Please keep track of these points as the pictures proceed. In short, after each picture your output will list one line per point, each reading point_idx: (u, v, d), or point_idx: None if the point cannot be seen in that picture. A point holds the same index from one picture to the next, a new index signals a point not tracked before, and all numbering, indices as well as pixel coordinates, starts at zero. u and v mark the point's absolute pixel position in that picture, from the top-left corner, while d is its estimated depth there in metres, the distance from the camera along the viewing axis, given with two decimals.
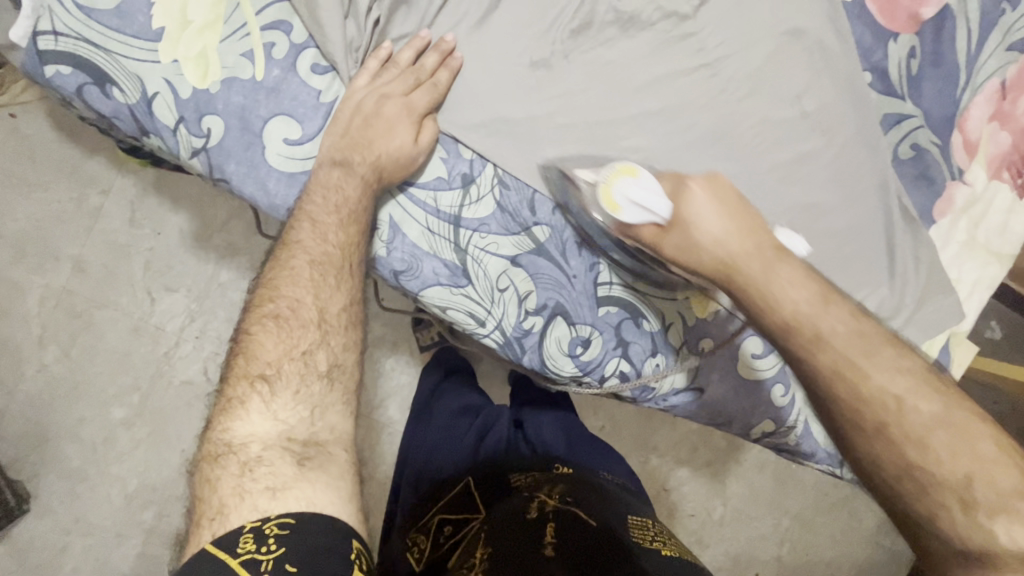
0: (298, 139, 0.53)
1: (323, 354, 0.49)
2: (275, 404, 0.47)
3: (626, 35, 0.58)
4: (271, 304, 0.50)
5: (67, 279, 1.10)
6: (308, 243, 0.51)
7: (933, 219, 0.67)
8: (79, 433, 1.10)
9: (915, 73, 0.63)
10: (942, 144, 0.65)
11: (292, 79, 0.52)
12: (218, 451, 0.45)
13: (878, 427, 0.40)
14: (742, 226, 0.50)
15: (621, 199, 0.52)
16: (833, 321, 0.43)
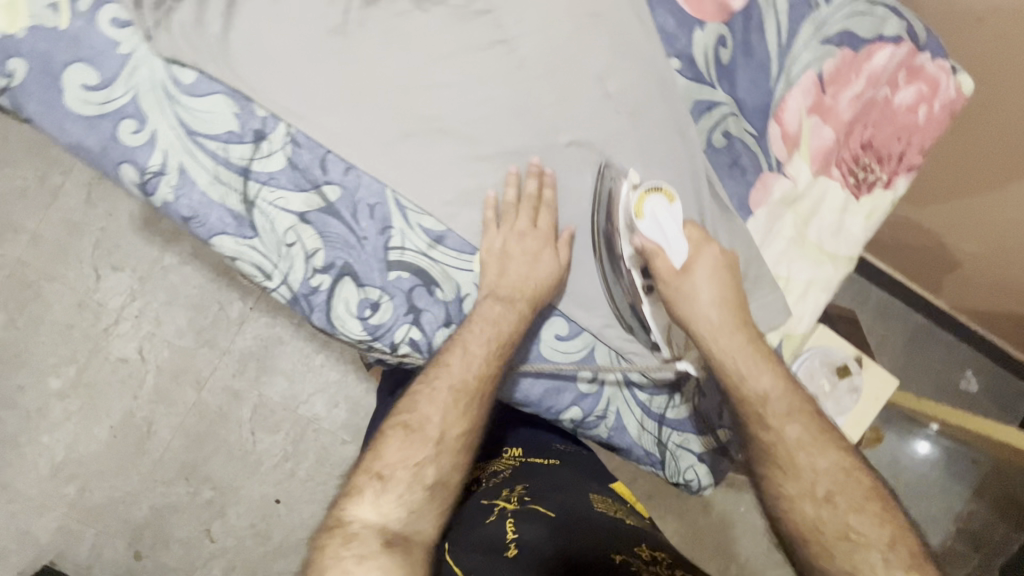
0: (96, 85, 0.57)
1: (429, 472, 0.55)
2: (385, 502, 0.52)
3: (424, 11, 0.60)
4: (405, 414, 0.57)
5: (21, 252, 1.16)
6: (446, 369, 0.59)
7: (749, 210, 0.65)
8: (16, 400, 1.15)
9: (726, 62, 0.64)
10: (756, 134, 0.65)
11: (93, 31, 0.57)
12: (338, 528, 0.50)
13: (825, 494, 0.58)
14: (724, 297, 0.63)
15: (648, 211, 0.61)
16: (786, 398, 0.62)
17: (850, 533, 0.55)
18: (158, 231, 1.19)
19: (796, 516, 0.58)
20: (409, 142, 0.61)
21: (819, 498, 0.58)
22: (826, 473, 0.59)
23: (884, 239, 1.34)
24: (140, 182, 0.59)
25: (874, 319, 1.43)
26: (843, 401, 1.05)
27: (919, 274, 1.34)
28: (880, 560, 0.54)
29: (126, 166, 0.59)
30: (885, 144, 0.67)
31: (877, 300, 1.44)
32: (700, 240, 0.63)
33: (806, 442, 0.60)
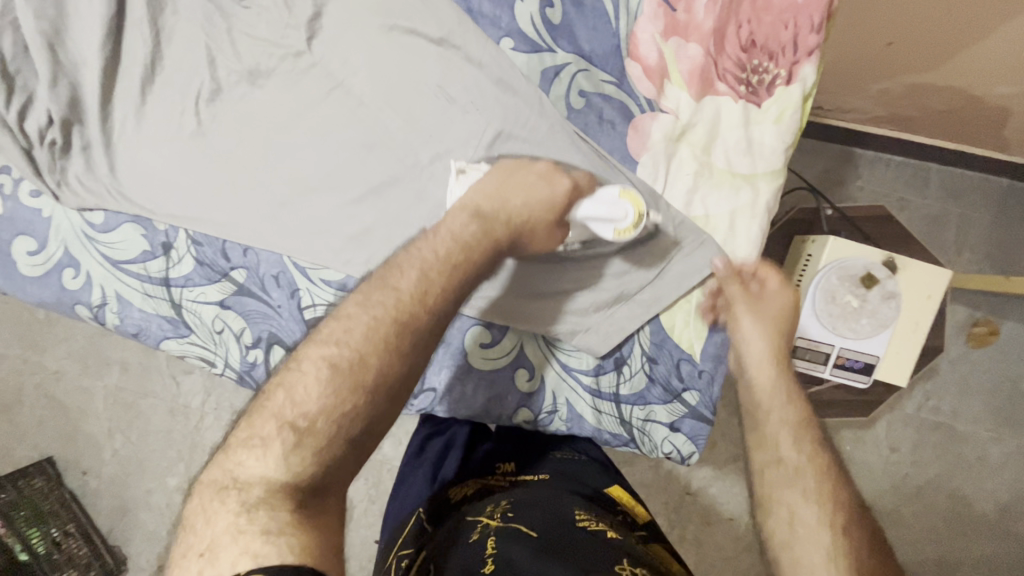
0: (36, 249, 0.68)
1: (394, 376, 0.45)
2: (322, 391, 0.43)
3: (259, 88, 0.63)
4: (388, 298, 0.47)
5: (118, 379, 1.25)
6: (439, 262, 0.51)
7: (632, 162, 0.61)
8: (149, 502, 1.22)
9: (558, 21, 0.60)
10: (617, 81, 0.60)
11: (20, 207, 0.67)
12: (288, 419, 0.42)
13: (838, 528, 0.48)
14: (775, 343, 0.60)
15: (621, 202, 0.58)
16: (787, 411, 0.55)
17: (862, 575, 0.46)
18: None
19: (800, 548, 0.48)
20: (287, 210, 0.65)
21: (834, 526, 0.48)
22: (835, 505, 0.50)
23: (904, 112, 1.05)
24: (93, 317, 0.69)
25: (946, 202, 1.17)
26: (881, 311, 0.91)
27: (969, 132, 1.06)
28: None
29: (79, 307, 0.68)
30: (770, 35, 0.59)
31: (941, 177, 1.17)
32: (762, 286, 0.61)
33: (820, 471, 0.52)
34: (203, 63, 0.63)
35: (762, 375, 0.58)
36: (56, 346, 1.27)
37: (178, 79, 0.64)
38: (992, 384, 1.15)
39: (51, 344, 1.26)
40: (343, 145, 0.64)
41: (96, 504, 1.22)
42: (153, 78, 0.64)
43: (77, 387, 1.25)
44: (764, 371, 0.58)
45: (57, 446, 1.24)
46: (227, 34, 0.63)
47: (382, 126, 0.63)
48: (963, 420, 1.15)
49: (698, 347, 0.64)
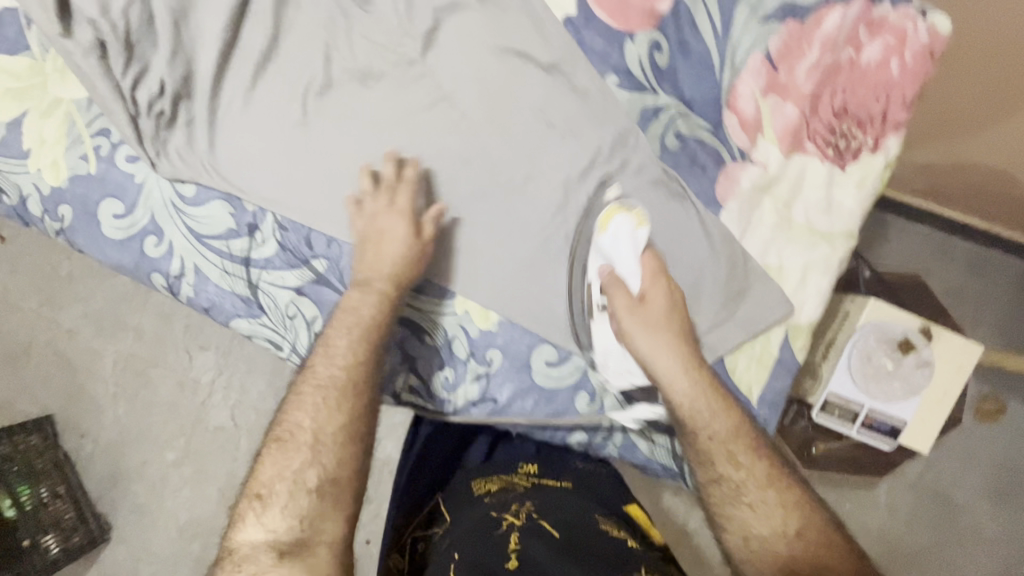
0: (123, 212, 0.69)
1: (317, 474, 0.58)
2: (269, 517, 0.56)
3: (365, 88, 0.66)
4: (311, 376, 0.62)
5: (130, 345, 1.25)
6: (318, 373, 0.62)
7: (719, 205, 0.63)
8: (142, 474, 1.21)
9: (664, 66, 0.63)
10: (713, 128, 0.63)
11: (114, 169, 0.69)
12: (256, 493, 0.57)
13: (795, 532, 0.58)
14: (686, 338, 0.62)
15: (611, 226, 0.63)
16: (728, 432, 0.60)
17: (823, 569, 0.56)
18: None
19: (773, 556, 0.58)
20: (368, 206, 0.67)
21: (790, 534, 0.58)
22: (794, 511, 0.59)
23: (937, 190, 1.09)
24: (168, 286, 0.70)
25: (966, 279, 1.21)
26: (913, 378, 0.95)
27: (995, 211, 1.09)
28: None
29: (155, 275, 0.69)
30: (861, 105, 0.62)
31: (966, 254, 1.21)
32: (655, 275, 0.62)
33: (773, 481, 0.60)
34: (318, 56, 0.65)
35: (692, 403, 0.60)
36: (76, 303, 1.27)
37: (290, 67, 0.66)
38: (989, 462, 1.18)
39: (69, 301, 1.26)
40: (441, 154, 0.66)
41: (87, 469, 1.21)
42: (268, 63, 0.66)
43: (88, 348, 1.25)
44: (685, 391, 0.61)
45: (56, 406, 1.23)
46: (347, 34, 0.65)
47: (480, 142, 0.65)
48: (961, 498, 1.17)
49: (756, 390, 0.66)
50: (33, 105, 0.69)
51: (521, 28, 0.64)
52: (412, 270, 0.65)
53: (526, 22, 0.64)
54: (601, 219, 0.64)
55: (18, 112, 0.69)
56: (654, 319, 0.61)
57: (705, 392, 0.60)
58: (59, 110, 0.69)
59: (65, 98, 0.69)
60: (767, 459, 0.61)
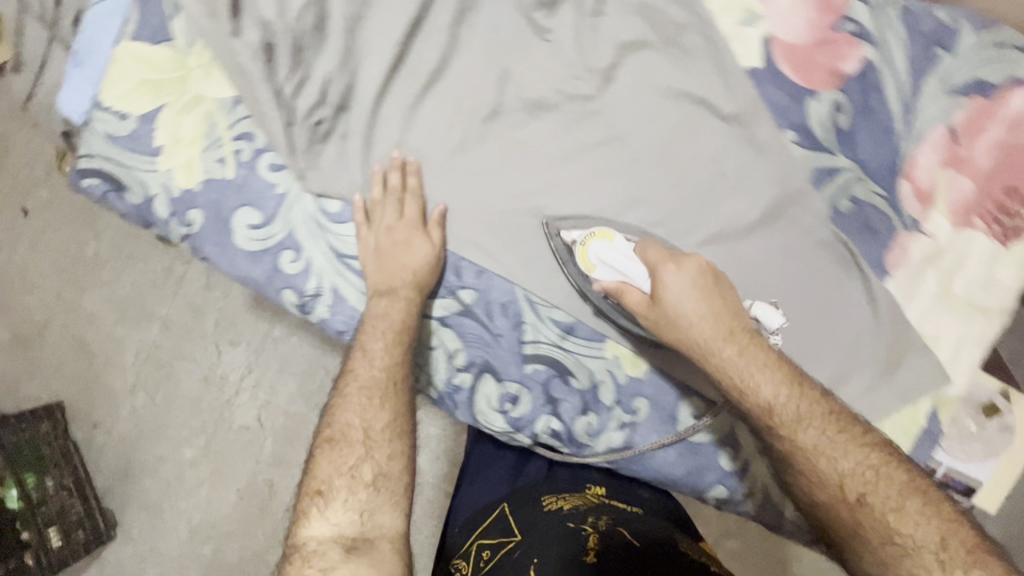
0: (259, 223, 0.65)
1: (370, 469, 0.57)
2: (332, 512, 0.54)
3: (529, 123, 0.63)
4: (352, 378, 0.61)
5: (154, 336, 1.23)
6: (361, 374, 0.61)
7: (886, 272, 0.63)
8: (157, 469, 1.21)
9: (846, 127, 0.62)
10: (887, 195, 0.62)
11: (254, 177, 0.64)
12: (315, 490, 0.56)
13: (858, 498, 0.54)
14: (717, 307, 0.57)
15: (595, 259, 0.61)
16: (786, 399, 0.56)
17: (893, 536, 0.52)
18: (265, 308, 1.24)
19: (832, 524, 0.55)
20: (523, 240, 0.64)
21: (851, 503, 0.54)
22: (852, 476, 0.54)
23: None
24: (299, 305, 0.65)
25: None
26: None
27: None
28: (938, 563, 0.50)
29: (287, 291, 0.65)
30: None
31: None
32: (660, 260, 0.59)
33: (824, 446, 0.55)
34: (488, 84, 0.63)
35: (726, 360, 0.57)
36: (106, 287, 1.24)
37: (454, 91, 0.63)
38: None
39: (93, 285, 1.23)
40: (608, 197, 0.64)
41: (97, 461, 1.21)
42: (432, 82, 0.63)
43: (107, 336, 1.22)
44: (719, 346, 0.57)
45: (68, 392, 1.23)
46: (524, 59, 0.62)
47: (650, 189, 0.63)
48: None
49: None
50: (170, 99, 0.64)
51: (706, 74, 0.62)
52: (420, 266, 0.62)
53: (711, 69, 0.62)
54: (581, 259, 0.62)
55: (153, 105, 0.64)
56: (672, 305, 0.57)
57: (746, 350, 0.57)
58: (199, 108, 0.64)
59: (207, 96, 0.64)
60: (816, 422, 0.56)
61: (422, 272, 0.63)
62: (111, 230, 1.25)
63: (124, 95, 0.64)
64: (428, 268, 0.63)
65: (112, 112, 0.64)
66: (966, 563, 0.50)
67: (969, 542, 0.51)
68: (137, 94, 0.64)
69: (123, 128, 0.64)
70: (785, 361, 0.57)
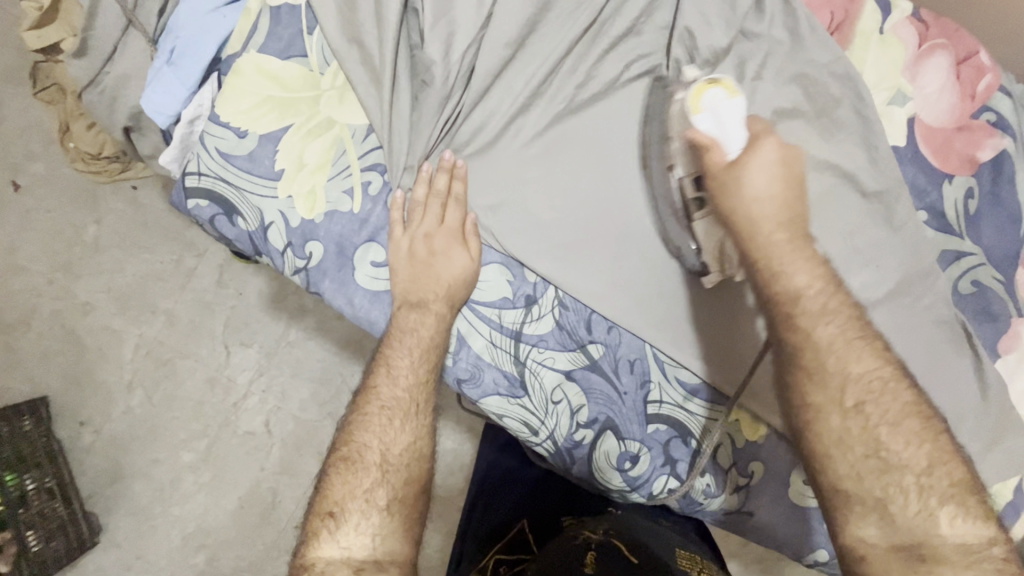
0: (384, 262, 0.61)
1: (384, 494, 0.59)
2: (345, 537, 0.57)
3: (655, 169, 0.60)
4: (374, 398, 0.61)
5: (157, 330, 1.13)
6: (383, 393, 0.61)
7: (997, 354, 0.66)
8: (151, 473, 1.11)
9: (973, 213, 0.65)
10: (1005, 281, 0.65)
11: (383, 213, 0.61)
12: (328, 511, 0.58)
13: (857, 406, 0.49)
14: (785, 193, 0.51)
15: (705, 104, 0.52)
16: (838, 304, 0.51)
17: (881, 451, 0.49)
18: (285, 308, 1.14)
19: (821, 428, 0.50)
20: (642, 282, 0.62)
21: (847, 408, 0.49)
22: (859, 382, 0.49)
23: None
24: None
25: None
26: None
27: None
28: (915, 486, 0.48)
29: None
30: None
31: None
32: (764, 131, 0.52)
33: (839, 346, 0.50)
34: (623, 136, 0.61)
35: (766, 230, 0.51)
36: (105, 275, 1.14)
37: (585, 135, 0.60)
38: None
39: (92, 272, 1.14)
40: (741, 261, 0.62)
41: (83, 461, 1.11)
42: (566, 121, 0.60)
43: (106, 328, 1.13)
44: (763, 215, 0.51)
45: (54, 386, 1.12)
46: None
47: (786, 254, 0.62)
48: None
49: None
50: (297, 121, 0.59)
51: (858, 150, 0.62)
52: (459, 276, 0.60)
53: (857, 145, 0.63)
54: (691, 97, 0.53)
55: (277, 126, 0.59)
56: (748, 170, 0.51)
57: (794, 234, 0.51)
58: (329, 133, 0.60)
59: (339, 121, 0.60)
60: (837, 322, 0.50)
61: (457, 286, 0.60)
62: (115, 216, 1.15)
63: (247, 112, 0.59)
64: (466, 275, 0.60)
65: (231, 130, 0.59)
66: (945, 493, 0.48)
67: (953, 476, 0.49)
68: (261, 112, 0.59)
69: (242, 147, 0.59)
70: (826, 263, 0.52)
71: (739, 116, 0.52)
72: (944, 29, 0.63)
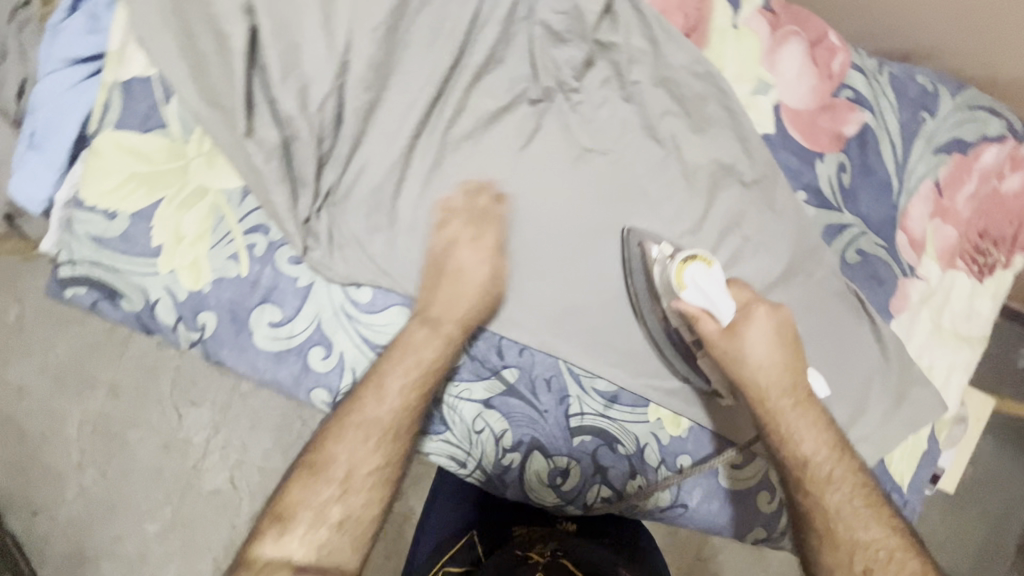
0: (281, 320, 0.60)
1: (346, 510, 0.55)
2: (289, 542, 0.53)
3: (638, 276, 0.63)
4: (356, 412, 0.56)
5: (100, 404, 1.06)
6: (369, 410, 0.56)
7: (890, 315, 0.69)
8: (118, 551, 1.04)
9: (848, 185, 0.67)
10: (888, 246, 0.68)
11: (272, 272, 0.59)
12: (278, 513, 0.54)
13: (864, 568, 0.55)
14: (778, 361, 0.60)
15: (688, 280, 0.59)
16: (845, 470, 0.59)
17: None
18: None
19: None
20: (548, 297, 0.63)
21: (857, 573, 0.55)
22: (867, 548, 0.56)
23: None
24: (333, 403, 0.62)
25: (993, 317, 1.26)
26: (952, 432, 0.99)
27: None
28: None
29: (319, 390, 0.61)
30: (1001, 228, 0.70)
31: None
32: (752, 300, 0.61)
33: (846, 511, 0.58)
34: (507, 166, 0.61)
35: (776, 397, 0.60)
36: (37, 355, 1.07)
37: (464, 170, 0.60)
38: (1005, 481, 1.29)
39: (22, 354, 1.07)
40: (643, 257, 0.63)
41: (43, 549, 1.04)
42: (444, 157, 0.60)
43: (46, 409, 1.06)
44: (773, 379, 0.60)
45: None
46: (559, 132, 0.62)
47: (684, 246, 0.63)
48: (957, 559, 1.19)
49: (908, 479, 0.72)
50: (167, 195, 0.58)
51: (746, 164, 0.65)
52: (479, 280, 0.59)
53: (733, 138, 0.64)
54: (673, 273, 0.60)
55: (147, 202, 0.58)
56: (748, 347, 0.59)
57: (804, 412, 0.60)
58: (203, 201, 0.58)
59: (211, 187, 0.58)
60: (846, 488, 0.59)
61: (485, 284, 0.60)
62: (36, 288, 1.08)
63: (113, 192, 0.57)
64: (494, 274, 0.60)
65: (98, 212, 0.57)
66: None
67: None
68: (128, 189, 0.57)
69: (113, 229, 0.57)
70: (834, 428, 0.61)
71: (722, 286, 0.59)
72: (794, 16, 0.66)
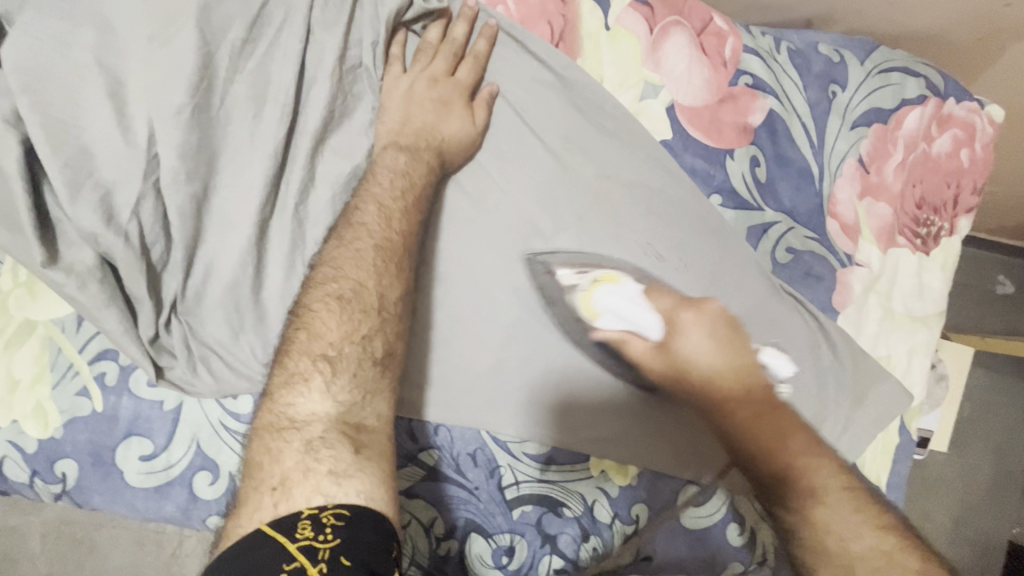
0: (153, 452, 0.53)
1: (382, 338, 0.45)
2: (335, 383, 0.42)
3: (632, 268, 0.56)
4: (359, 217, 0.49)
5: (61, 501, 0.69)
6: (371, 215, 0.49)
7: (835, 311, 0.62)
8: None
9: (765, 179, 0.61)
10: (819, 237, 0.62)
11: (129, 401, 0.52)
12: (316, 354, 0.42)
13: None
14: (727, 365, 0.56)
15: (598, 307, 0.55)
16: (825, 474, 0.51)
17: None
18: None
19: None
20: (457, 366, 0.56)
21: None
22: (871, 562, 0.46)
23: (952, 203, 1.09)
24: None
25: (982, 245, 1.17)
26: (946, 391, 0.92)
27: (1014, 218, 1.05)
28: None
29: (213, 518, 0.54)
30: (936, 194, 0.65)
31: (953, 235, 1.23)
32: (677, 307, 0.56)
33: (843, 525, 0.48)
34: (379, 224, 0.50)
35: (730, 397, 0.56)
36: None
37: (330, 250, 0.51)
38: None
39: None
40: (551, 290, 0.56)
41: None
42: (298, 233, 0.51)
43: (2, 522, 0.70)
44: (726, 376, 0.56)
45: None
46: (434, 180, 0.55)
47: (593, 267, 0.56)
48: (972, 495, 1.15)
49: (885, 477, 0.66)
50: None
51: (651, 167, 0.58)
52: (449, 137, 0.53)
53: (626, 152, 0.58)
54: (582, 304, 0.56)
55: None
56: (683, 354, 0.56)
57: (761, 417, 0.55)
58: (35, 335, 0.51)
59: (41, 318, 0.51)
60: (834, 493, 0.50)
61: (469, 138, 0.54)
62: None
63: None
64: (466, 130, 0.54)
65: None
66: None
67: None
68: None
69: None
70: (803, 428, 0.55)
71: (639, 301, 0.56)
72: (671, 5, 0.60)
